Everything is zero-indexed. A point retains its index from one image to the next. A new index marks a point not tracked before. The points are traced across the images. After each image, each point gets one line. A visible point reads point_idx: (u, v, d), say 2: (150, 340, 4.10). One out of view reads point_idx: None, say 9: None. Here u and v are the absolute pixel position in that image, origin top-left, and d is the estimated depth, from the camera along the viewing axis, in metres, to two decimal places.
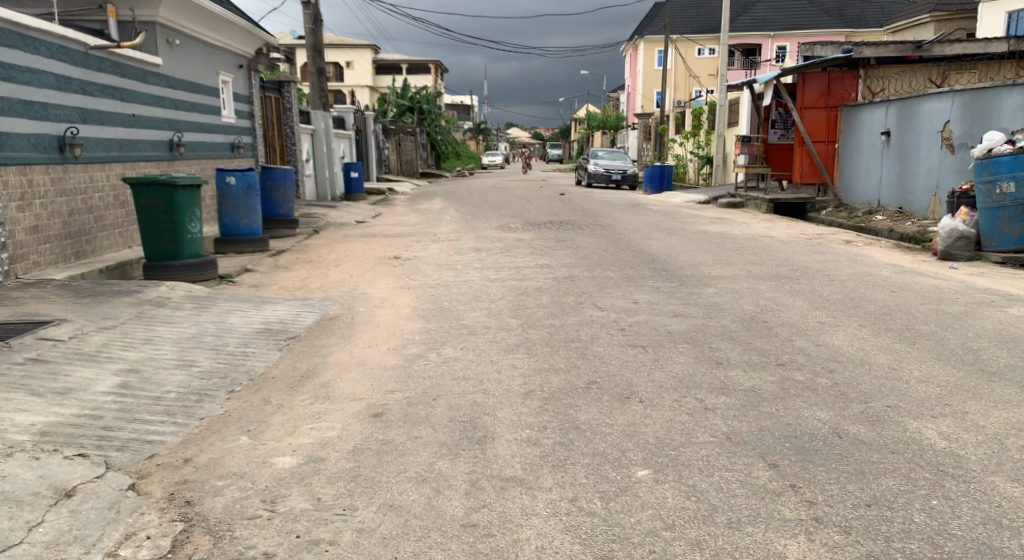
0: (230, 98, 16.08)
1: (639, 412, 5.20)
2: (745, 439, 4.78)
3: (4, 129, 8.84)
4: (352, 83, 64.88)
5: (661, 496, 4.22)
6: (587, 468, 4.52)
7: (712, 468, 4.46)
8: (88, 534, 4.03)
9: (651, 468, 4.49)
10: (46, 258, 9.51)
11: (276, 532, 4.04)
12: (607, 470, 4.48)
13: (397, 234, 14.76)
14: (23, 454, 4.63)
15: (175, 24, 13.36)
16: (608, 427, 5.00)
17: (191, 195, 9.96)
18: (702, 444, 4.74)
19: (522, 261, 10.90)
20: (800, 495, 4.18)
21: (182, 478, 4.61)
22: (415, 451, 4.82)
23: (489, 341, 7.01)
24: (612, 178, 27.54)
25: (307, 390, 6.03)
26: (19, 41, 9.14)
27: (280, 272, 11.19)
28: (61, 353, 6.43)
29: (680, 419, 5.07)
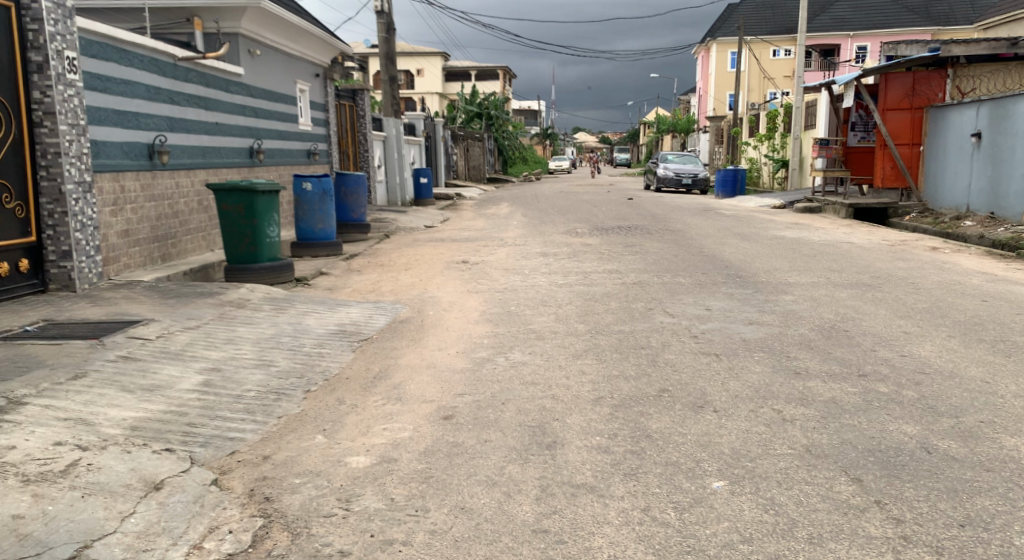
0: (307, 106, 16.47)
1: (713, 422, 5.15)
2: (827, 452, 4.69)
3: (100, 138, 9.22)
4: (423, 89, 65.78)
5: (737, 508, 4.16)
6: (659, 477, 4.49)
7: (791, 481, 4.38)
8: (175, 526, 4.16)
9: (727, 479, 4.44)
10: (136, 260, 9.88)
11: (351, 531, 4.11)
12: (681, 480, 4.44)
13: (466, 239, 14.88)
14: (115, 447, 4.81)
15: (256, 35, 13.77)
16: (681, 436, 4.97)
17: (270, 201, 10.23)
18: (780, 455, 4.67)
19: (590, 267, 10.88)
20: (886, 512, 4.08)
21: (262, 475, 4.74)
22: (486, 454, 4.86)
23: (558, 346, 7.03)
24: (682, 182, 27.28)
25: (380, 391, 6.13)
26: (115, 54, 9.54)
27: (353, 275, 11.40)
28: (149, 351, 6.66)
29: (757, 430, 5.00)
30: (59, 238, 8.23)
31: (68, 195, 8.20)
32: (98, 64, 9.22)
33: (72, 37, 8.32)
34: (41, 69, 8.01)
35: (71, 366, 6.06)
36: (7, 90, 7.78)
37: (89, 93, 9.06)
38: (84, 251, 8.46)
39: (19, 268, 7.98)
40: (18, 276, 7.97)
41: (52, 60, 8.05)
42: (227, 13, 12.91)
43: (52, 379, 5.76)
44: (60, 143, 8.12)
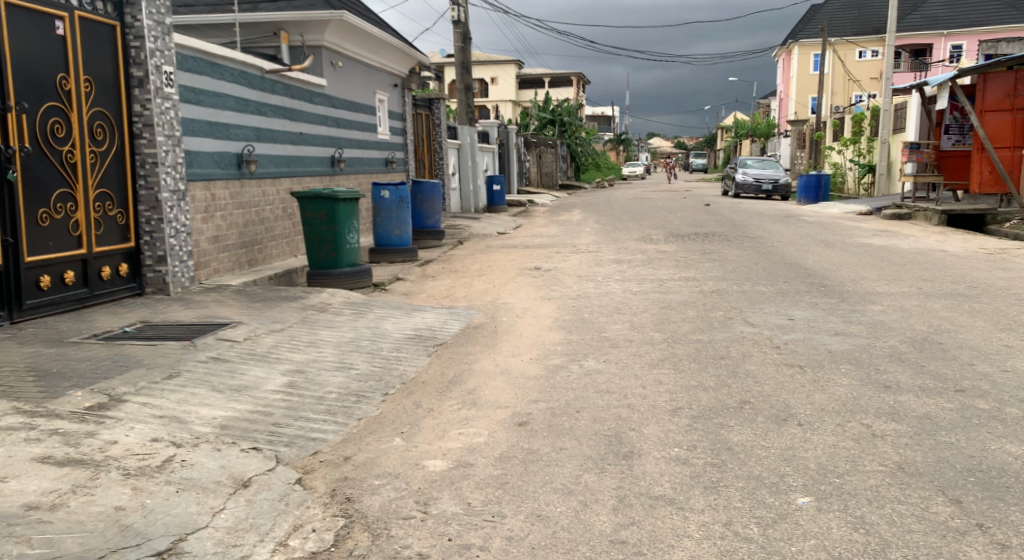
0: (386, 115, 16.77)
1: (798, 436, 5.06)
2: (921, 471, 4.56)
3: (193, 148, 9.57)
4: (497, 97, 66.26)
5: (825, 526, 4.06)
6: (741, 491, 4.42)
7: (883, 499, 4.27)
8: (262, 523, 4.23)
9: (813, 495, 4.35)
10: (225, 265, 10.20)
11: (429, 534, 4.13)
12: (765, 495, 4.37)
13: (540, 245, 14.92)
14: (206, 445, 4.96)
15: (339, 47, 14.10)
16: (764, 449, 4.89)
17: (351, 208, 10.46)
18: (870, 472, 4.56)
19: (666, 274, 10.80)
20: (989, 536, 3.93)
21: (343, 475, 4.85)
22: (562, 462, 4.87)
23: (633, 354, 7.00)
24: (762, 188, 26.83)
25: (455, 396, 6.20)
26: (208, 68, 9.89)
27: (428, 281, 11.56)
28: (238, 353, 6.88)
29: (845, 445, 4.90)
30: (155, 244, 8.56)
31: (164, 203, 8.53)
32: (192, 77, 9.59)
33: (170, 53, 8.66)
34: (141, 83, 8.37)
35: (165, 366, 6.29)
36: (111, 104, 8.15)
37: (184, 105, 9.41)
38: (178, 257, 8.78)
39: (119, 272, 8.32)
40: (117, 279, 8.32)
41: (152, 75, 8.39)
42: (312, 26, 13.26)
43: (149, 377, 5.98)
44: (157, 153, 8.45)
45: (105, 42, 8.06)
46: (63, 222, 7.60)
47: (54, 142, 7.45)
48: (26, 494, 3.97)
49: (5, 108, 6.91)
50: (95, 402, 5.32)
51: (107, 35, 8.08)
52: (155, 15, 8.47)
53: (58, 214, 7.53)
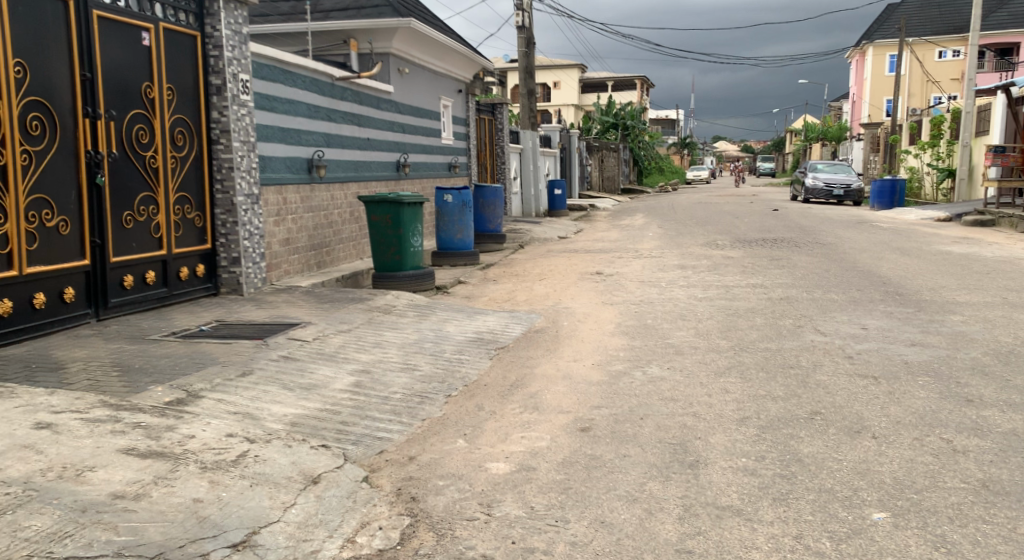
0: (450, 121, 16.92)
1: (872, 449, 4.97)
2: (1006, 489, 4.42)
3: (267, 154, 9.81)
4: (560, 101, 66.30)
5: (902, 543, 3.94)
6: (813, 504, 4.34)
7: (965, 518, 4.14)
8: (330, 519, 4.31)
9: (889, 511, 4.24)
10: (294, 267, 10.42)
11: (493, 536, 4.14)
12: (838, 509, 4.27)
13: (602, 250, 14.90)
14: (279, 441, 5.07)
15: (406, 54, 14.30)
16: (836, 462, 4.81)
17: (415, 212, 10.58)
18: (950, 489, 4.44)
19: (732, 280, 10.68)
20: None
21: (408, 474, 4.93)
22: (625, 469, 4.85)
23: (699, 362, 6.93)
24: (834, 193, 26.30)
25: (517, 399, 6.24)
26: (281, 76, 10.14)
27: (489, 284, 11.63)
28: (307, 353, 7.02)
29: (923, 460, 4.79)
30: (230, 246, 8.80)
31: (239, 206, 8.76)
32: (267, 85, 9.84)
33: (246, 61, 8.90)
34: (219, 91, 8.61)
35: (239, 363, 6.46)
36: (190, 111, 8.41)
37: (259, 112, 9.66)
38: (251, 258, 9.00)
39: (195, 273, 8.57)
40: (194, 280, 8.57)
41: (229, 83, 8.63)
42: (381, 33, 13.56)
43: (224, 375, 6.15)
44: (233, 158, 8.69)
45: (186, 51, 8.33)
46: (146, 224, 7.86)
47: (139, 148, 7.72)
48: (112, 483, 4.08)
49: (95, 116, 7.18)
50: (174, 397, 5.50)
51: (188, 45, 8.35)
52: (233, 24, 8.71)
53: (141, 216, 7.78)
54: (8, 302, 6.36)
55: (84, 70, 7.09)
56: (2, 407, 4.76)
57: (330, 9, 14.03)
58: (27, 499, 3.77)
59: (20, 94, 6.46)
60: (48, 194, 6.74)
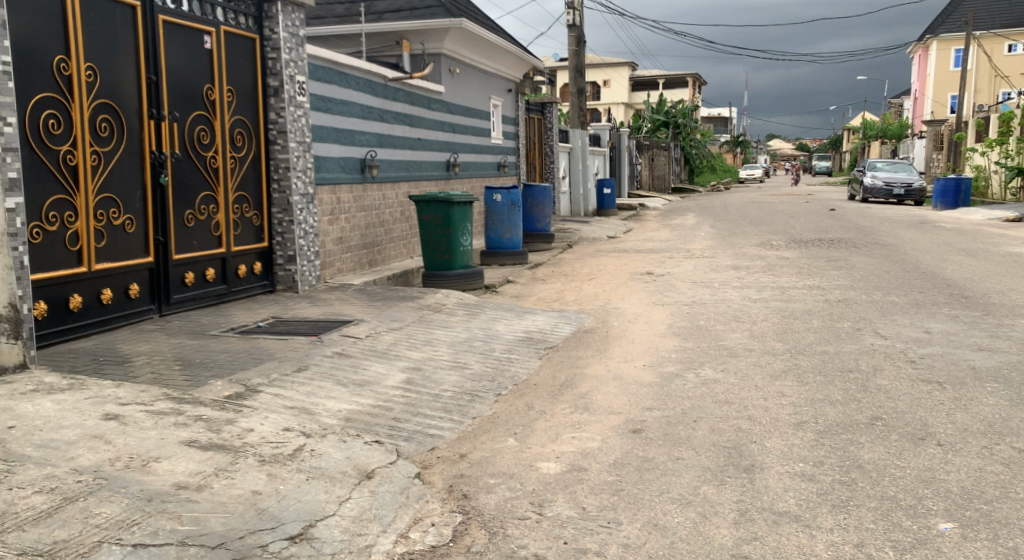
0: (500, 121, 16.96)
1: (938, 457, 4.86)
2: None
3: (321, 154, 9.94)
4: (609, 100, 66.06)
5: (970, 554, 3.83)
6: (874, 512, 4.25)
7: None
8: (384, 514, 4.35)
9: (956, 521, 4.13)
10: (347, 265, 10.54)
11: (545, 536, 4.14)
12: (901, 518, 4.18)
13: (652, 250, 14.82)
14: (333, 436, 5.13)
15: (457, 54, 14.39)
16: (899, 469, 4.72)
17: (465, 211, 10.63)
18: (1022, 501, 4.31)
19: (788, 282, 10.53)
20: None
21: (460, 472, 4.96)
22: (679, 472, 4.81)
23: (753, 365, 6.84)
24: (894, 192, 25.73)
25: (567, 399, 6.23)
26: (336, 77, 10.27)
27: (538, 283, 11.63)
28: (360, 349, 7.10)
29: (992, 470, 4.66)
30: (286, 244, 8.95)
31: (295, 205, 8.90)
32: (322, 86, 9.98)
33: (302, 64, 9.04)
34: (277, 93, 8.76)
35: (295, 359, 6.56)
36: (249, 112, 8.57)
37: (314, 113, 9.80)
38: (306, 256, 9.13)
39: (253, 270, 8.73)
40: (252, 277, 8.73)
41: (286, 85, 8.77)
42: (432, 34, 13.65)
43: (281, 369, 6.26)
44: (290, 159, 8.84)
45: (245, 54, 8.48)
46: (206, 223, 8.02)
47: (200, 149, 7.88)
48: (176, 474, 4.18)
49: (160, 117, 7.35)
50: (233, 391, 5.60)
51: (247, 48, 8.51)
52: (290, 27, 8.85)
53: (202, 215, 7.95)
54: (77, 296, 6.53)
55: (150, 73, 7.27)
56: (72, 398, 4.90)
57: (383, 11, 14.16)
58: (97, 487, 3.88)
59: (90, 97, 6.64)
60: (115, 193, 6.92)
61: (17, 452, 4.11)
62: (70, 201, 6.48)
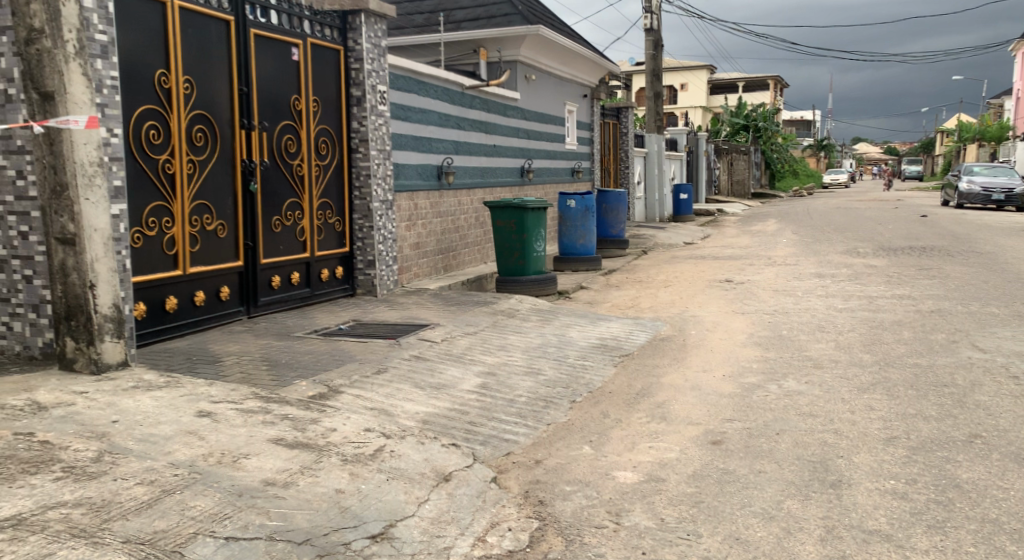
0: (575, 126, 16.98)
1: None
2: None
3: (400, 161, 10.11)
4: (687, 104, 65.35)
5: None
6: (974, 535, 4.09)
7: None
8: (462, 517, 4.40)
9: None
10: (423, 270, 10.69)
11: (623, 545, 4.13)
12: (1004, 542, 4.02)
13: (731, 257, 14.61)
14: (412, 437, 5.20)
15: (533, 61, 14.48)
16: (1000, 490, 4.54)
17: (539, 217, 10.66)
18: None
19: (876, 291, 10.26)
20: None
21: (535, 478, 4.98)
22: (761, 486, 4.74)
23: (840, 377, 6.68)
24: (992, 198, 24.77)
25: (644, 408, 6.20)
26: (416, 86, 10.43)
27: (612, 290, 11.59)
28: (436, 353, 7.19)
29: None
30: (366, 249, 9.12)
31: (375, 212, 9.08)
32: (402, 95, 10.14)
33: (384, 74, 9.22)
34: (359, 102, 8.95)
35: (374, 361, 6.69)
36: (333, 121, 8.78)
37: (394, 121, 9.97)
38: (385, 261, 9.30)
39: (335, 274, 8.94)
40: (333, 281, 8.93)
41: (368, 94, 8.95)
42: (509, 42, 13.75)
43: (361, 371, 6.38)
44: (371, 166, 9.02)
45: (330, 65, 8.69)
46: (292, 229, 8.24)
47: (287, 157, 8.11)
48: (264, 470, 4.31)
49: (251, 127, 7.59)
50: (317, 392, 5.74)
51: (332, 59, 8.72)
52: (373, 38, 9.03)
53: (288, 221, 8.17)
54: (173, 298, 6.78)
55: (241, 84, 7.51)
56: (168, 395, 5.09)
57: (461, 20, 14.34)
58: (192, 481, 4.03)
59: (187, 108, 6.89)
60: (209, 200, 7.17)
61: (120, 445, 4.29)
62: (168, 207, 6.73)
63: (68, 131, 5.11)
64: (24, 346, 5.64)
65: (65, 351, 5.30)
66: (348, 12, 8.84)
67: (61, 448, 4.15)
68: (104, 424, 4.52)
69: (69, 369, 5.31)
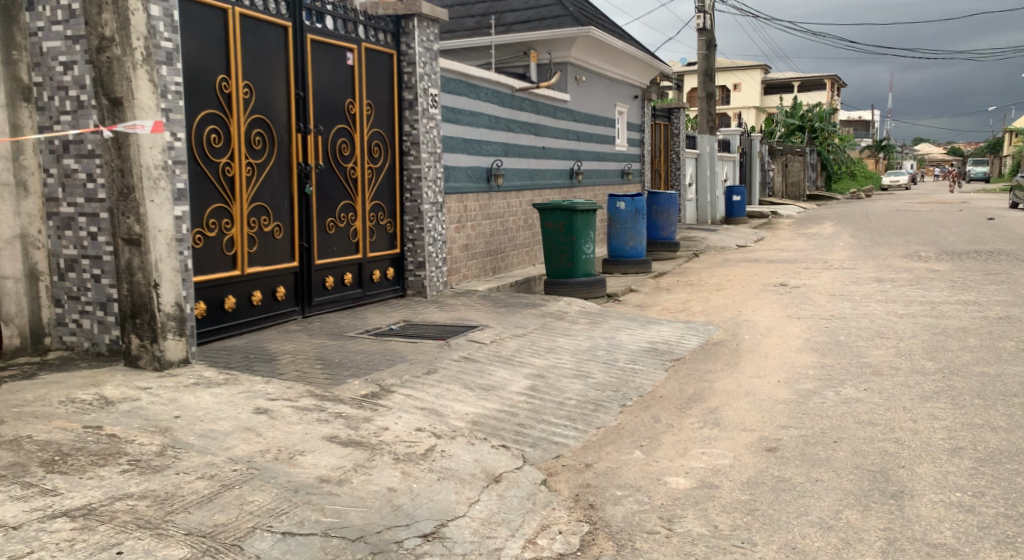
0: (626, 127, 16.90)
1: None
2: None
3: (450, 164, 10.17)
4: (740, 104, 64.57)
5: None
6: None
7: None
8: (512, 519, 4.41)
9: None
10: (472, 271, 10.74)
11: (675, 552, 4.09)
12: None
13: (786, 260, 14.40)
14: (462, 438, 5.22)
15: (583, 62, 14.44)
16: None
17: (589, 219, 10.63)
18: None
19: (939, 297, 10.03)
20: None
21: (585, 481, 4.97)
22: (818, 495, 4.66)
23: (901, 385, 6.54)
24: None
25: (697, 414, 6.14)
26: (467, 89, 10.49)
27: (663, 293, 11.52)
28: (485, 354, 7.21)
29: None
30: (416, 250, 9.19)
31: (425, 214, 9.14)
32: (453, 98, 10.21)
33: (436, 77, 9.29)
34: (411, 105, 9.02)
35: (425, 362, 6.74)
36: (386, 125, 8.87)
37: (445, 124, 10.04)
38: (435, 262, 9.36)
39: (386, 275, 9.02)
40: (384, 282, 9.01)
41: (420, 97, 9.03)
42: (560, 43, 13.76)
43: (412, 371, 6.43)
44: (422, 169, 9.08)
45: (383, 69, 8.79)
46: (345, 230, 8.34)
47: (341, 160, 8.21)
48: (319, 467, 4.37)
49: (307, 131, 7.70)
50: (369, 391, 5.81)
51: (385, 63, 8.81)
52: (425, 42, 9.11)
53: (342, 222, 8.27)
54: (231, 297, 6.90)
55: (298, 89, 7.62)
56: (228, 392, 5.19)
57: (512, 22, 14.37)
58: (250, 476, 4.10)
59: (246, 112, 7.02)
60: (266, 202, 7.29)
61: (182, 440, 4.38)
62: (227, 208, 6.85)
63: (135, 136, 5.25)
64: (92, 343, 5.81)
65: (131, 347, 5.44)
66: (402, 17, 8.93)
67: (127, 442, 4.26)
68: (166, 420, 4.63)
69: (134, 365, 5.45)
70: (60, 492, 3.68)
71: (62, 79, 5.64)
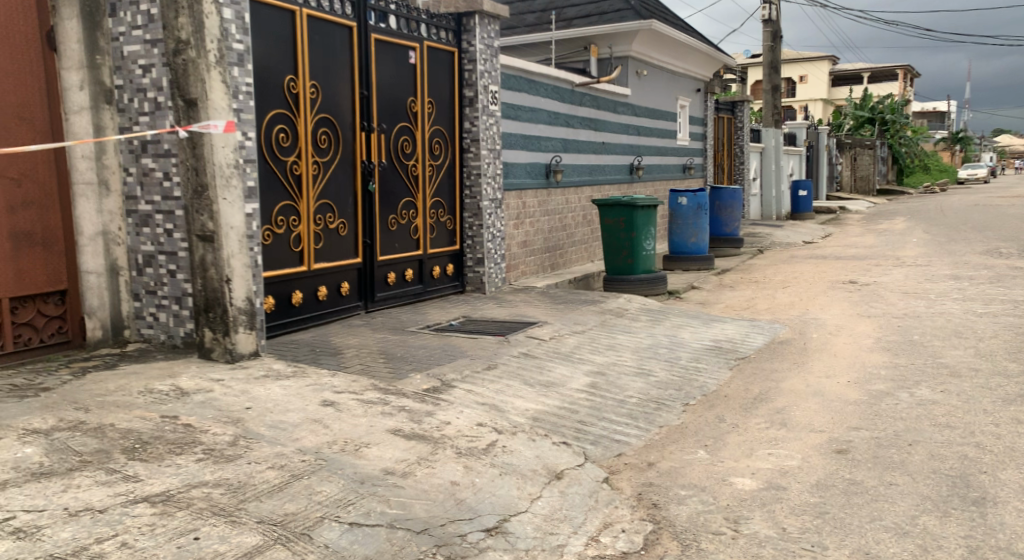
0: (688, 122, 16.71)
1: None
2: None
3: (509, 160, 10.19)
4: (806, 97, 63.24)
5: None
6: None
7: None
8: (575, 516, 4.41)
9: None
10: (531, 268, 10.76)
11: (741, 553, 4.05)
12: None
13: (854, 257, 14.08)
14: (523, 433, 5.24)
15: (645, 56, 14.35)
16: None
17: (649, 215, 10.54)
18: None
19: (1019, 296, 9.70)
20: None
21: (648, 480, 4.94)
22: (893, 499, 4.55)
23: (980, 388, 6.34)
24: None
25: (763, 414, 6.05)
26: (527, 85, 10.50)
27: (726, 290, 11.36)
28: (545, 351, 7.21)
29: None
30: (476, 247, 9.23)
31: (485, 210, 9.18)
32: (513, 95, 10.22)
33: (496, 74, 9.32)
34: (472, 103, 9.06)
35: (485, 357, 6.77)
36: (446, 122, 8.92)
37: (505, 120, 10.07)
38: (494, 259, 9.39)
39: (446, 271, 9.08)
40: (444, 278, 9.07)
41: (480, 95, 9.06)
42: (621, 38, 13.70)
43: (472, 367, 6.46)
44: (482, 166, 9.12)
45: (444, 67, 8.84)
46: (406, 227, 8.42)
47: (403, 157, 8.29)
48: (384, 460, 4.42)
49: (370, 129, 7.79)
50: (430, 385, 5.86)
51: (446, 61, 8.86)
52: (486, 39, 9.13)
53: (403, 219, 8.35)
54: (299, 292, 7.03)
55: (362, 88, 7.71)
56: (296, 384, 5.29)
57: (573, 17, 14.33)
58: (318, 467, 4.17)
59: (313, 112, 7.13)
60: (331, 200, 7.40)
61: (253, 430, 4.48)
62: (294, 206, 6.98)
63: (209, 135, 5.38)
64: (167, 335, 5.98)
65: (204, 340, 5.59)
66: (463, 15, 8.98)
67: (202, 432, 4.37)
68: (238, 411, 4.74)
69: (207, 358, 5.59)
70: (140, 479, 3.80)
71: (141, 81, 5.81)
